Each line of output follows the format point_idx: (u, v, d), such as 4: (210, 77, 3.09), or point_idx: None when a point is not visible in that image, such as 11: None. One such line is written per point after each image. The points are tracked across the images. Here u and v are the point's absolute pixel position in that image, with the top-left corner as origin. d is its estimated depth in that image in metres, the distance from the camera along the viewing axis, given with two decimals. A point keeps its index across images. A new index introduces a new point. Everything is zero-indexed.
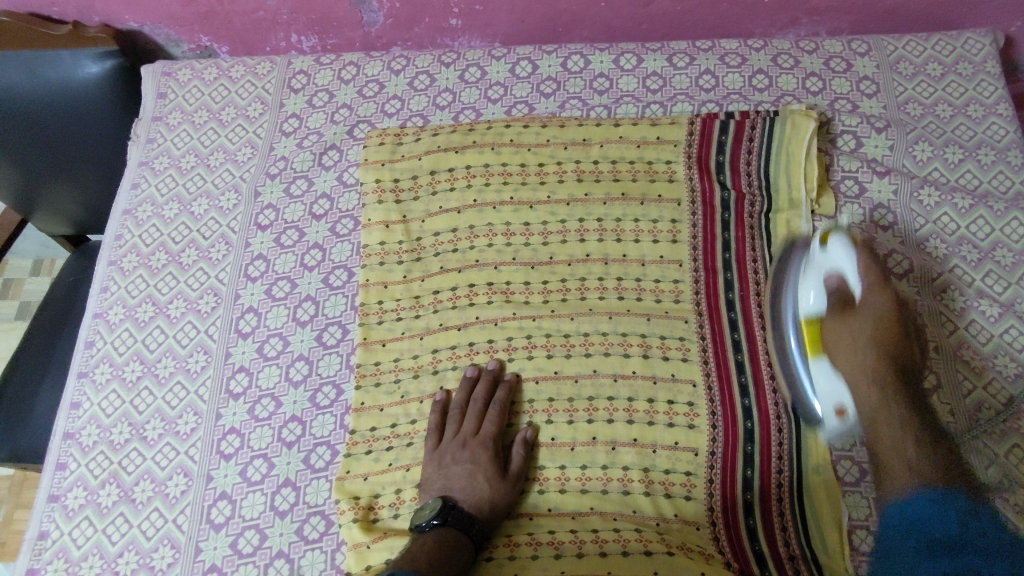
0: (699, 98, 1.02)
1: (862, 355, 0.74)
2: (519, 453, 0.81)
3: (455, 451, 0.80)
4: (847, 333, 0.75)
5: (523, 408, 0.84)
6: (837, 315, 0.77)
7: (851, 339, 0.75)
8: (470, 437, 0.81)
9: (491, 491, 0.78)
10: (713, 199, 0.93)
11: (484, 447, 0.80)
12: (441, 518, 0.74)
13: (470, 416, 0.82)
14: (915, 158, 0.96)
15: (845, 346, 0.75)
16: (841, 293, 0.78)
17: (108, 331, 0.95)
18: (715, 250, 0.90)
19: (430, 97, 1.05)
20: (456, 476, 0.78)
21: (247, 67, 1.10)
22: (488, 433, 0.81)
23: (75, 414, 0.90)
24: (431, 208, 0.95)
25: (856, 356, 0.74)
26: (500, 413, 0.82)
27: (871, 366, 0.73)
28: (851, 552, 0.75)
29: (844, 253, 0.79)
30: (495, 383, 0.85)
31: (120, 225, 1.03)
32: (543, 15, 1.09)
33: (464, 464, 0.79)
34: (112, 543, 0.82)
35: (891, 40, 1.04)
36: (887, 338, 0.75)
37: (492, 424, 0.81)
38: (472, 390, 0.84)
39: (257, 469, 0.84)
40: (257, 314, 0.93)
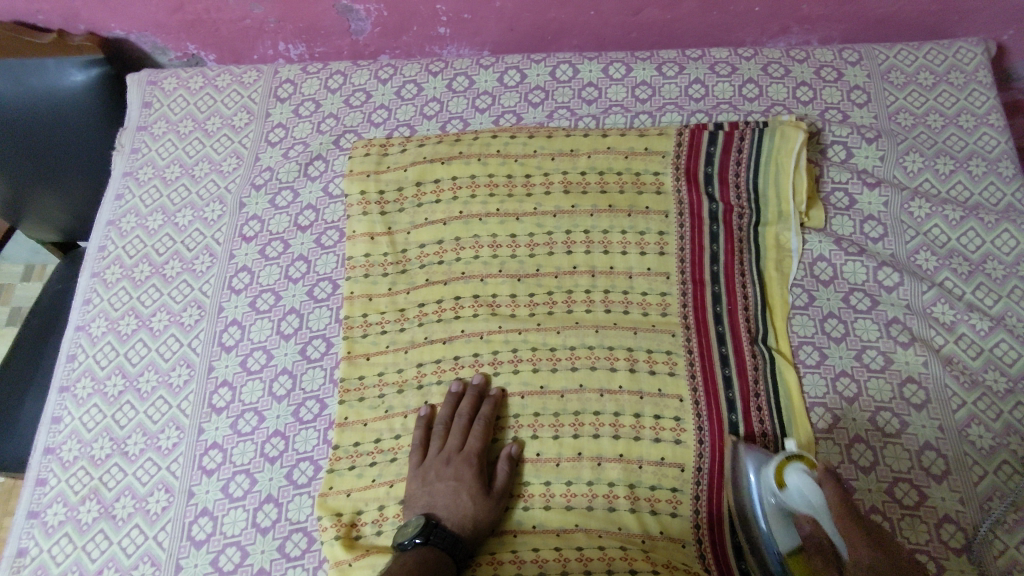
0: (689, 108, 1.01)
1: None
2: (503, 471, 0.80)
3: (439, 467, 0.79)
4: None
5: (508, 423, 0.83)
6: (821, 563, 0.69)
7: None
8: (454, 453, 0.80)
9: (474, 508, 0.77)
10: (702, 211, 0.92)
11: (468, 463, 0.79)
12: (424, 536, 0.74)
13: (454, 432, 0.81)
14: (905, 169, 0.96)
15: None
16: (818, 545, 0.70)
17: (90, 344, 0.94)
18: (704, 262, 0.89)
19: (417, 106, 1.04)
20: (439, 493, 0.78)
21: (234, 76, 1.09)
22: (472, 450, 0.80)
23: (56, 428, 0.89)
24: (417, 220, 0.94)
25: None
26: (484, 429, 0.81)
27: None
28: None
29: (809, 493, 0.72)
30: (480, 398, 0.84)
31: (103, 236, 1.02)
32: (531, 24, 1.08)
33: (448, 481, 0.78)
34: (92, 561, 0.81)
35: (883, 49, 1.03)
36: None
37: (477, 440, 0.81)
38: (457, 406, 0.83)
39: (239, 484, 0.83)
40: (241, 327, 0.92)
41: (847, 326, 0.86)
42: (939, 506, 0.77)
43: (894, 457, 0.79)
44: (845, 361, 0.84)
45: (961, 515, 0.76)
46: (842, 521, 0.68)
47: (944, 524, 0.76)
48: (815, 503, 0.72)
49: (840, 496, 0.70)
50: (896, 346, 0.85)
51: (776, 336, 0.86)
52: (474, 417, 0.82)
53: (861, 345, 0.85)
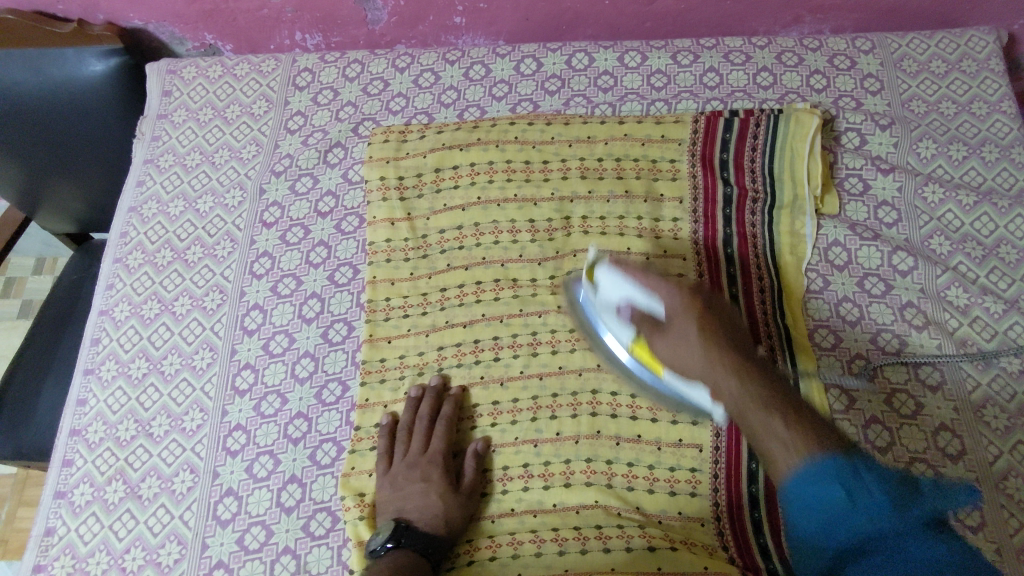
0: (704, 96, 1.02)
1: (699, 359, 0.67)
2: (470, 467, 0.81)
3: (406, 471, 0.80)
4: (674, 347, 0.68)
5: (475, 418, 0.84)
6: (652, 330, 0.70)
7: (680, 350, 0.68)
8: (419, 456, 0.81)
9: (445, 507, 0.77)
10: (716, 245, 0.91)
11: (434, 464, 0.80)
12: (396, 540, 0.74)
13: (417, 435, 0.82)
14: (919, 156, 0.97)
15: (677, 358, 0.68)
16: (642, 318, 0.71)
17: (114, 328, 0.95)
18: (721, 280, 0.89)
19: (435, 95, 1.05)
20: (409, 496, 0.79)
21: (252, 65, 1.10)
22: (436, 450, 0.81)
23: (81, 411, 0.90)
24: (436, 205, 0.95)
25: (695, 361, 0.67)
26: (447, 429, 0.82)
27: (716, 360, 0.65)
28: None
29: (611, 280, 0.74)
30: (441, 399, 0.84)
31: (125, 222, 1.03)
32: (548, 13, 1.09)
33: (416, 483, 0.79)
34: (119, 539, 0.82)
35: (895, 38, 1.04)
36: (714, 330, 0.67)
37: (439, 441, 0.82)
38: (418, 409, 0.84)
39: (263, 465, 0.84)
40: (263, 311, 0.93)
41: (862, 310, 0.88)
42: (956, 486, 0.77)
43: (910, 438, 0.80)
44: (860, 344, 0.86)
45: (978, 495, 0.77)
46: (644, 279, 0.72)
47: (961, 503, 0.76)
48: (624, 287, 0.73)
49: (634, 268, 0.73)
50: (911, 329, 0.86)
51: (792, 315, 0.87)
52: (436, 418, 0.83)
53: (876, 329, 0.86)
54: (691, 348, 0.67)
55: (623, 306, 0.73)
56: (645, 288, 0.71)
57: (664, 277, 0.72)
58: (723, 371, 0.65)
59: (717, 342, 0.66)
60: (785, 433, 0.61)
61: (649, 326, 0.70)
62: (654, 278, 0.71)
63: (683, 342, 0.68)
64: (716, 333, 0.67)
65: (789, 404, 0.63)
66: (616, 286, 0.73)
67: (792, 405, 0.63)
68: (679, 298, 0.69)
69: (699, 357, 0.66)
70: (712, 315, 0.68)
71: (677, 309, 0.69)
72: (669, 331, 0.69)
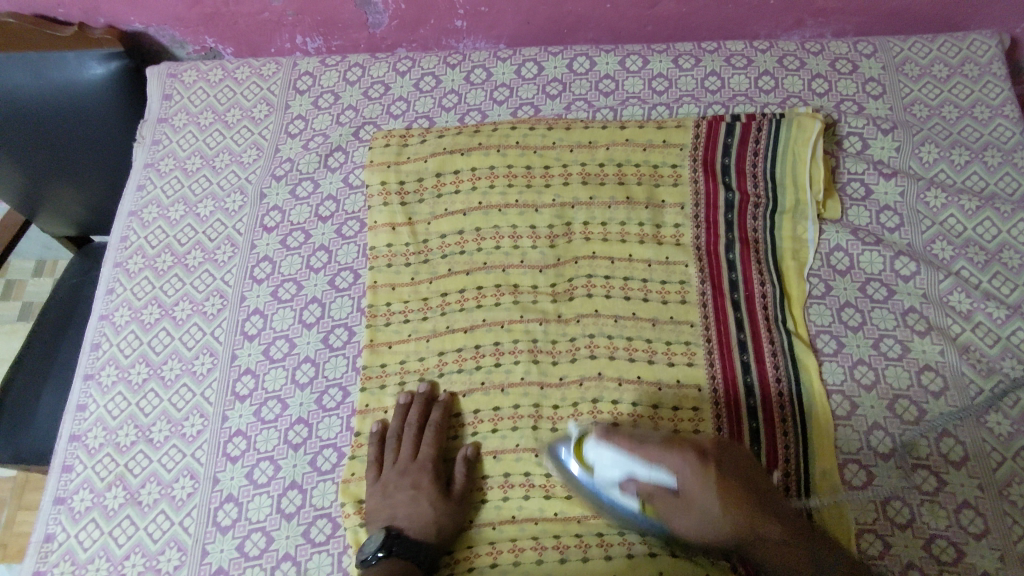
0: (706, 100, 1.02)
1: (730, 519, 0.69)
2: (460, 473, 0.81)
3: (396, 478, 0.80)
4: (705, 513, 0.69)
5: (464, 424, 0.84)
6: (673, 502, 0.70)
7: (711, 517, 0.69)
8: (409, 463, 0.81)
9: (435, 513, 0.78)
10: (739, 397, 0.82)
11: (424, 470, 0.80)
12: (387, 549, 0.74)
13: (406, 442, 0.82)
14: (921, 160, 0.96)
15: (705, 522, 0.70)
16: (657, 493, 0.70)
17: (114, 333, 0.95)
18: (742, 425, 0.81)
19: (436, 99, 1.05)
20: (400, 503, 0.79)
21: (253, 69, 1.10)
22: (426, 457, 0.81)
23: (81, 416, 0.90)
24: (437, 210, 0.95)
25: (727, 521, 0.69)
26: (436, 434, 0.82)
27: (743, 518, 0.69)
28: (843, 486, 0.78)
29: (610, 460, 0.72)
30: (430, 404, 0.85)
31: (125, 226, 1.02)
32: (549, 17, 1.09)
33: (406, 491, 0.79)
34: (119, 546, 0.82)
35: (897, 42, 1.04)
36: (731, 489, 0.70)
37: (429, 447, 0.82)
38: (407, 415, 0.84)
39: (264, 471, 0.84)
40: (263, 316, 0.93)
41: (864, 315, 0.87)
42: (959, 492, 0.77)
43: (913, 444, 0.80)
44: (863, 350, 0.85)
45: (981, 501, 0.76)
46: (646, 452, 0.71)
47: (964, 510, 0.76)
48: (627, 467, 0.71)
49: (631, 442, 0.72)
50: (913, 334, 0.85)
51: (794, 322, 0.87)
52: (425, 424, 0.83)
53: (878, 334, 0.86)
54: (719, 517, 0.69)
55: (629, 484, 0.71)
56: (654, 468, 0.70)
57: (662, 441, 0.72)
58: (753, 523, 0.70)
59: (740, 504, 0.70)
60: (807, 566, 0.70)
61: (669, 501, 0.70)
62: (656, 450, 0.71)
63: (710, 513, 0.69)
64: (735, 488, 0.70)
65: (803, 532, 0.71)
66: (619, 466, 0.71)
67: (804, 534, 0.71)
68: (689, 468, 0.70)
69: (729, 522, 0.69)
70: (726, 474, 0.70)
71: (696, 478, 0.69)
72: (691, 502, 0.70)
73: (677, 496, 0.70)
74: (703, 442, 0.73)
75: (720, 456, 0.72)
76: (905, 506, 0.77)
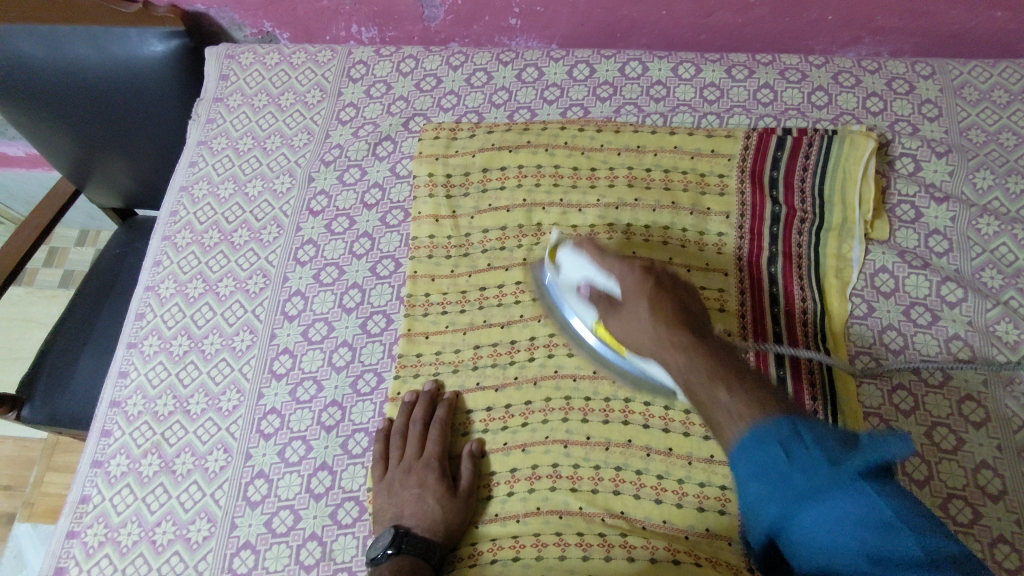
0: (757, 112, 1.01)
1: (646, 328, 0.66)
2: (466, 470, 0.81)
3: (401, 477, 0.80)
4: (626, 320, 0.68)
5: (470, 421, 0.85)
6: (604, 304, 0.72)
7: (629, 321, 0.68)
8: (414, 461, 0.81)
9: (442, 511, 0.78)
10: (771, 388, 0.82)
11: (429, 468, 0.81)
12: (396, 547, 0.74)
13: (411, 440, 0.82)
14: (975, 186, 0.94)
15: (625, 327, 0.69)
16: (598, 295, 0.73)
17: (159, 305, 0.97)
18: None
19: (486, 95, 1.06)
20: (406, 502, 0.79)
21: (308, 54, 1.12)
22: (431, 454, 0.82)
23: (123, 383, 0.93)
24: (481, 205, 0.96)
25: (642, 331, 0.66)
26: (441, 432, 0.82)
27: (662, 333, 0.64)
28: None
29: (569, 262, 0.77)
30: (434, 403, 0.85)
31: (176, 201, 1.05)
32: (604, 20, 1.09)
33: (412, 489, 0.80)
34: (151, 512, 0.84)
35: (956, 64, 1.02)
36: (667, 306, 0.66)
37: (434, 445, 0.82)
38: (411, 414, 0.84)
39: (296, 450, 0.85)
40: (304, 298, 0.94)
41: (907, 339, 0.86)
42: (995, 526, 0.75)
43: (950, 473, 0.78)
44: (903, 373, 0.84)
45: (1017, 537, 0.75)
46: (600, 254, 0.74)
47: (999, 544, 0.74)
48: (579, 265, 0.76)
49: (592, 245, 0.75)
50: (956, 362, 0.84)
51: (834, 340, 0.86)
52: (429, 422, 0.84)
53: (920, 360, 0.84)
54: (642, 324, 0.66)
55: (583, 286, 0.75)
56: (604, 274, 0.72)
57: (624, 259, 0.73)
58: (670, 346, 0.63)
59: (668, 317, 0.65)
60: (722, 403, 0.57)
61: (604, 305, 0.72)
62: (607, 255, 0.73)
63: (636, 318, 0.67)
64: (670, 308, 0.66)
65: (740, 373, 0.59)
66: (574, 264, 0.76)
67: (738, 374, 0.59)
68: (632, 274, 0.69)
69: (649, 333, 0.65)
70: (666, 293, 0.67)
71: (631, 281, 0.69)
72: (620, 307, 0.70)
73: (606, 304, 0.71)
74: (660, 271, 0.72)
75: (671, 284, 0.69)
76: None
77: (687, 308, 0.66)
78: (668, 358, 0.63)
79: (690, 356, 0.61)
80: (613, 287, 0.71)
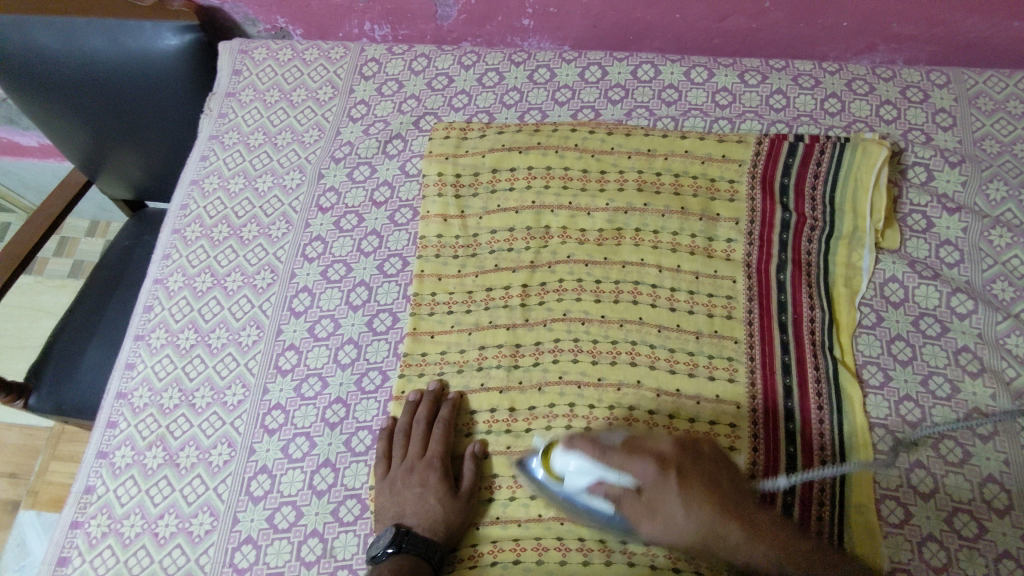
0: (769, 117, 1.01)
1: (698, 526, 0.67)
2: (468, 471, 0.81)
3: (404, 475, 0.81)
4: (673, 524, 0.67)
5: (474, 422, 0.85)
6: (639, 511, 0.69)
7: (675, 525, 0.67)
8: (417, 460, 0.81)
9: (444, 511, 0.78)
10: (776, 397, 0.82)
11: (432, 467, 0.81)
12: (396, 546, 0.74)
13: (414, 439, 0.82)
14: (987, 197, 0.94)
15: (671, 531, 0.68)
16: (623, 501, 0.69)
17: (167, 297, 0.97)
18: (779, 468, 0.79)
19: (497, 95, 1.06)
20: (408, 501, 0.79)
21: (321, 51, 1.12)
22: (434, 453, 0.82)
23: (129, 374, 0.93)
24: (489, 206, 0.96)
25: (691, 528, 0.67)
26: (444, 432, 0.82)
27: (724, 529, 0.67)
28: (879, 522, 0.76)
29: (572, 467, 0.71)
30: (438, 403, 0.85)
31: (186, 195, 1.05)
32: (617, 22, 1.09)
33: (414, 488, 0.80)
34: (154, 505, 0.84)
35: (972, 74, 1.01)
36: (706, 498, 0.68)
37: (437, 444, 0.82)
38: (415, 413, 0.84)
39: (299, 447, 0.85)
40: (311, 294, 0.94)
41: (915, 350, 0.85)
42: (1001, 541, 0.75)
43: (956, 487, 0.78)
44: (910, 385, 0.83)
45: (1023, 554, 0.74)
46: (611, 456, 0.70)
47: (1005, 560, 0.74)
48: (587, 473, 0.70)
49: (597, 444, 0.71)
50: (965, 375, 0.83)
51: (841, 350, 0.85)
52: (433, 422, 0.84)
53: (928, 371, 0.84)
54: (692, 530, 0.67)
55: (594, 489, 0.70)
56: (624, 477, 0.69)
57: (629, 448, 0.71)
58: (736, 543, 0.67)
59: (715, 512, 0.67)
60: None
61: (635, 510, 0.69)
62: (620, 455, 0.70)
63: (681, 522, 0.67)
64: (711, 496, 0.68)
65: (797, 544, 0.69)
66: (582, 471, 0.70)
67: (798, 549, 0.68)
68: (660, 475, 0.68)
69: (702, 532, 0.67)
70: (697, 480, 0.69)
71: (661, 485, 0.68)
72: (657, 511, 0.68)
73: (641, 508, 0.68)
74: (670, 446, 0.71)
75: (689, 460, 0.70)
76: (942, 549, 0.75)
77: (721, 485, 0.70)
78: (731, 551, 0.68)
79: (760, 545, 0.67)
80: (641, 493, 0.68)
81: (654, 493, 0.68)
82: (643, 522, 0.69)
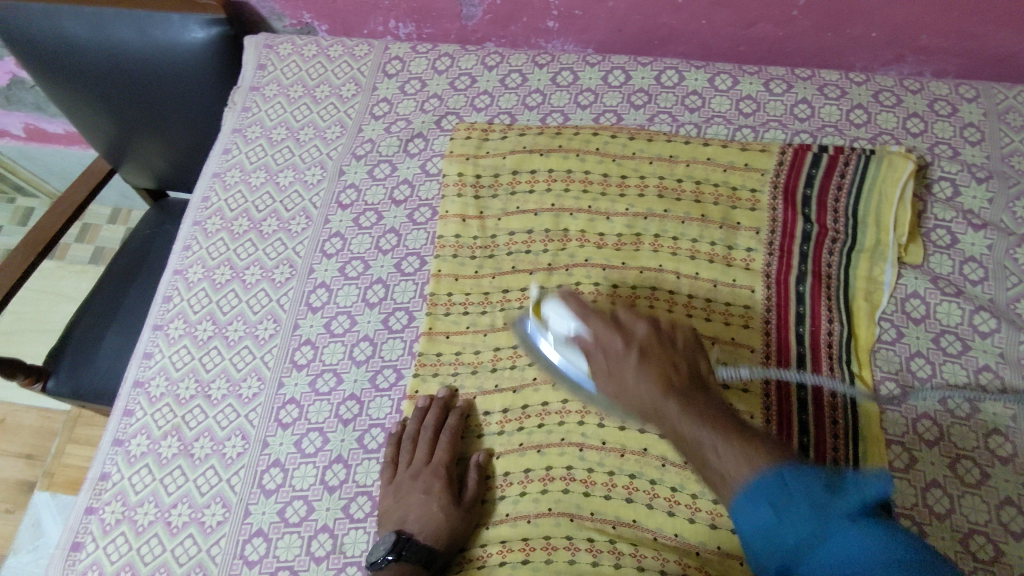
0: (793, 127, 1.00)
1: (640, 386, 0.66)
2: (472, 479, 0.81)
3: (410, 481, 0.81)
4: (618, 382, 0.67)
5: (484, 425, 0.85)
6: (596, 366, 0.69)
7: (620, 382, 0.67)
8: (423, 466, 0.82)
9: (445, 519, 0.78)
10: (790, 410, 0.82)
11: (436, 475, 0.81)
12: (396, 553, 0.75)
13: (421, 445, 0.83)
14: (1014, 215, 0.92)
15: (618, 389, 0.68)
16: (588, 353, 0.71)
17: (186, 289, 0.98)
18: None
19: (520, 96, 1.06)
20: (412, 507, 0.80)
21: (346, 48, 1.12)
22: (440, 461, 0.82)
23: (147, 364, 0.94)
24: (508, 207, 0.96)
25: (636, 386, 0.66)
26: (451, 439, 0.82)
27: (659, 395, 0.64)
28: None
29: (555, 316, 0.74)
30: (447, 410, 0.85)
31: (207, 188, 1.06)
32: (643, 27, 1.08)
33: (419, 494, 0.80)
34: (167, 494, 0.85)
35: (1002, 89, 1.00)
36: (657, 368, 0.66)
37: (443, 452, 0.82)
38: (423, 418, 0.84)
39: (312, 442, 0.86)
40: (329, 290, 0.95)
41: (935, 367, 0.84)
42: (1016, 565, 0.74)
43: (972, 507, 0.77)
44: (929, 403, 0.82)
45: None
46: (589, 314, 0.71)
47: None
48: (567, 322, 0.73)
49: (581, 304, 0.73)
50: (985, 395, 0.82)
51: (859, 364, 0.84)
52: (441, 429, 0.84)
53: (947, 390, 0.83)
54: (634, 391, 0.66)
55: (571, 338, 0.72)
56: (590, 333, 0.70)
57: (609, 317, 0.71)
58: (669, 411, 0.64)
59: (663, 381, 0.65)
60: (717, 464, 0.60)
61: (595, 368, 0.69)
62: (595, 318, 0.71)
63: (627, 382, 0.67)
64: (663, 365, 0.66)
65: (740, 429, 0.61)
66: (560, 319, 0.73)
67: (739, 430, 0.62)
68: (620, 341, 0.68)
69: (645, 395, 0.65)
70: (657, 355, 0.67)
71: (620, 350, 0.68)
72: (613, 371, 0.68)
73: (599, 367, 0.69)
74: (644, 327, 0.70)
75: (663, 340, 0.69)
76: None
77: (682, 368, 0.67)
78: (664, 420, 0.64)
79: (691, 415, 0.63)
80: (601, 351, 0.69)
81: (613, 352, 0.68)
82: (600, 377, 0.69)
